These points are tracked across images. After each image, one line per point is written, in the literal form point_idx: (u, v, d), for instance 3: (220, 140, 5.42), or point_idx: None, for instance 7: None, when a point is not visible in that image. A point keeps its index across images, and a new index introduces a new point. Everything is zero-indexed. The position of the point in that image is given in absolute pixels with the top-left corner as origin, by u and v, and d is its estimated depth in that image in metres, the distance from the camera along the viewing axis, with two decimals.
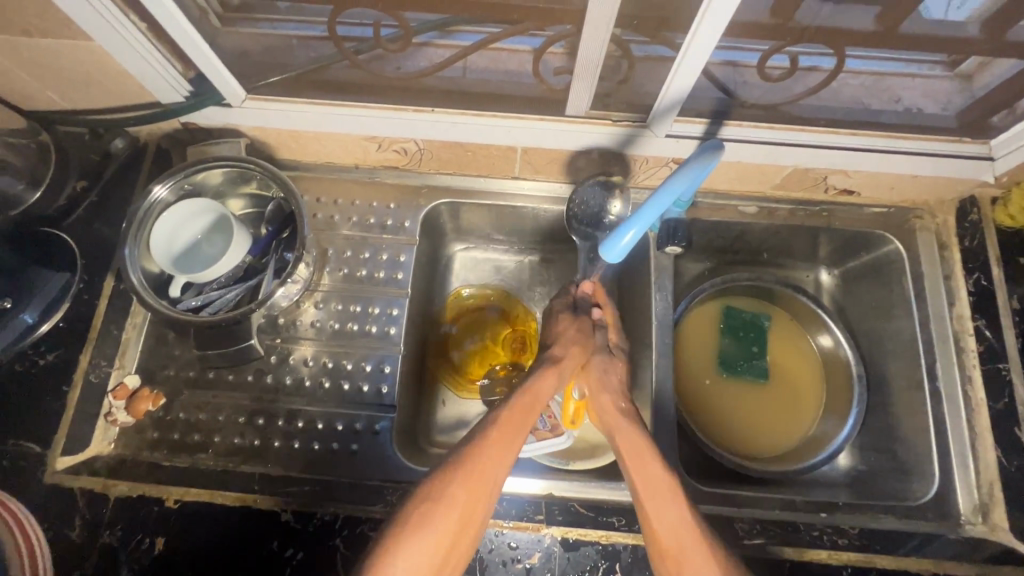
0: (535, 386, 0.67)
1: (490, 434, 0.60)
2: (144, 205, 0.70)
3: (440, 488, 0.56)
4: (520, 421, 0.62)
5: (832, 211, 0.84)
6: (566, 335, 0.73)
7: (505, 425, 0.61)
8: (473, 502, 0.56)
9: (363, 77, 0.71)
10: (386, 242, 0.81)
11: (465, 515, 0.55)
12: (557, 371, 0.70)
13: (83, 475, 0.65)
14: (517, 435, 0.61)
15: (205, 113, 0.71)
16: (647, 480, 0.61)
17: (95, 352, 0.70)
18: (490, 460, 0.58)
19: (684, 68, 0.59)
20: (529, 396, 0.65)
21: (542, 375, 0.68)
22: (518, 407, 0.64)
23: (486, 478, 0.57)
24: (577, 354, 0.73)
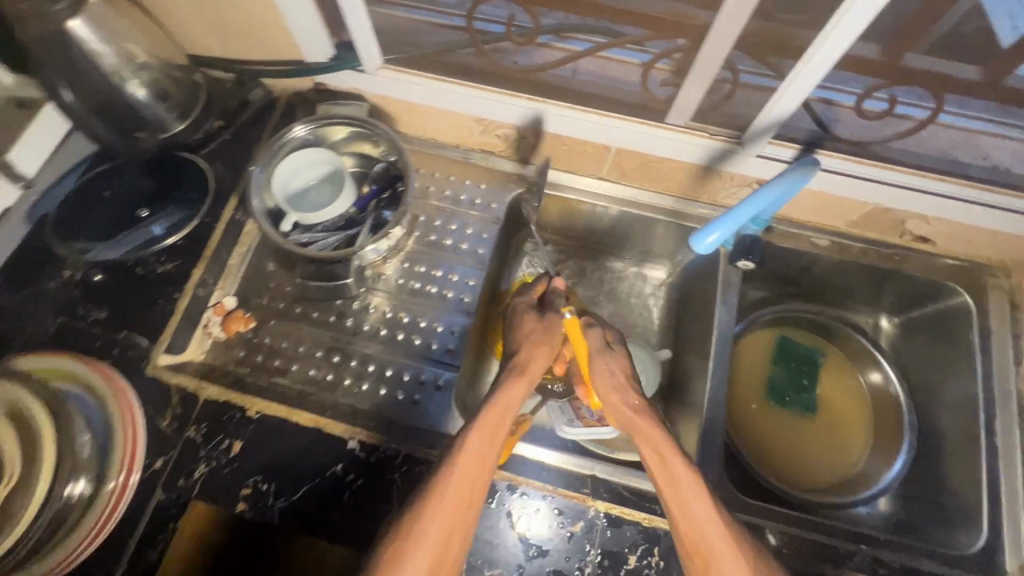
0: (500, 401, 0.64)
1: (461, 461, 0.58)
2: (281, 141, 0.78)
3: (417, 525, 0.54)
4: (490, 447, 0.60)
5: (905, 256, 0.86)
6: (528, 344, 0.71)
7: (472, 452, 0.59)
8: (453, 533, 0.54)
9: (485, 65, 0.78)
10: (473, 217, 0.86)
11: (447, 547, 0.54)
12: (524, 378, 0.67)
13: (181, 374, 0.71)
14: (487, 459, 0.59)
15: (340, 76, 0.79)
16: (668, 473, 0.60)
17: (205, 270, 0.77)
18: (466, 492, 0.56)
19: (791, 90, 0.64)
20: (495, 417, 0.62)
21: (507, 391, 0.65)
22: (484, 431, 0.61)
23: (464, 510, 0.56)
24: (541, 359, 0.70)
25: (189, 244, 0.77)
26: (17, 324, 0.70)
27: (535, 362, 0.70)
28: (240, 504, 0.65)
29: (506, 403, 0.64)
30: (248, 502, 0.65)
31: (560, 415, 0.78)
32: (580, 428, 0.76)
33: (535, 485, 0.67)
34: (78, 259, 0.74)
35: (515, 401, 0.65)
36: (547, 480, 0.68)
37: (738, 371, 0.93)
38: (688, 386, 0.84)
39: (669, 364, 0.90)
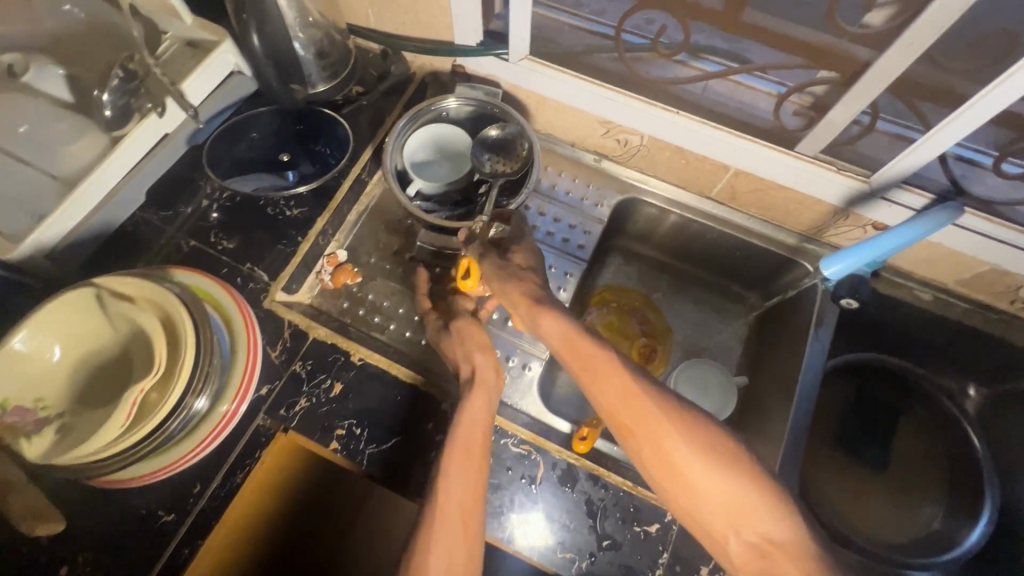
0: (463, 415, 0.64)
1: (447, 487, 0.60)
2: (426, 108, 0.83)
3: (419, 556, 0.56)
4: (473, 468, 0.61)
5: (1011, 324, 0.84)
6: (465, 351, 0.71)
7: (454, 475, 0.60)
8: (462, 552, 0.57)
9: (622, 71, 0.81)
10: (580, 216, 0.91)
11: (464, 565, 0.56)
12: (485, 387, 0.67)
13: (293, 311, 0.75)
14: (470, 479, 0.61)
15: (482, 61, 0.84)
16: (585, 360, 0.60)
17: (327, 220, 0.81)
18: (461, 516, 0.58)
19: (935, 140, 0.65)
20: (469, 433, 0.63)
21: (467, 410, 0.65)
22: (459, 451, 0.62)
23: (468, 532, 0.58)
24: (489, 362, 0.70)
25: (317, 194, 0.82)
26: (157, 239, 0.76)
27: (483, 368, 0.69)
28: (333, 442, 0.68)
29: (471, 419, 0.64)
30: (341, 441, 0.68)
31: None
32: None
33: (618, 479, 0.67)
34: (218, 190, 0.80)
35: (483, 408, 0.65)
36: (627, 476, 0.67)
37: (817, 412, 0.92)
38: (765, 415, 0.84)
39: (744, 391, 0.90)
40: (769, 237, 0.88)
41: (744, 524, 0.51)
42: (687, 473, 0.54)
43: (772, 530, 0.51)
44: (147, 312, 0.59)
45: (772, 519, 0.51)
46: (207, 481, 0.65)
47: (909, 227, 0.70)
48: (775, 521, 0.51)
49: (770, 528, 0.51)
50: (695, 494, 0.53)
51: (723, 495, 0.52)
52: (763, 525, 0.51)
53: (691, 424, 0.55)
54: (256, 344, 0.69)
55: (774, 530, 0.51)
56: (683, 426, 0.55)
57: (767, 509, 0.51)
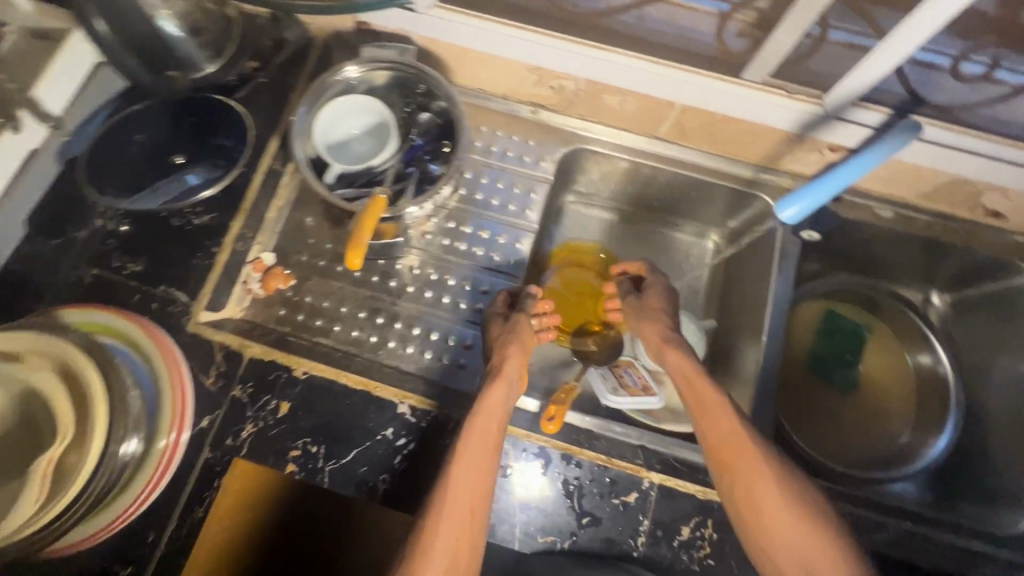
0: (484, 402, 0.61)
1: (462, 475, 0.56)
2: (328, 84, 0.74)
3: (426, 542, 0.53)
4: (488, 454, 0.58)
5: (972, 232, 0.82)
6: (503, 345, 0.68)
7: (473, 462, 0.57)
8: (465, 540, 0.54)
9: (547, 9, 0.72)
10: (521, 175, 0.83)
11: (461, 551, 0.53)
12: (509, 382, 0.64)
13: (222, 331, 0.68)
14: (487, 468, 0.58)
15: (388, 15, 0.73)
16: (698, 396, 0.65)
17: (244, 224, 0.73)
18: (471, 504, 0.55)
19: (894, 44, 0.58)
20: (484, 421, 0.60)
21: (487, 403, 0.62)
22: (478, 442, 0.59)
23: (472, 518, 0.55)
24: (521, 361, 0.67)
25: (227, 195, 0.73)
26: (48, 274, 0.67)
27: (511, 365, 0.66)
28: (290, 465, 0.64)
29: (490, 411, 0.61)
30: (298, 462, 0.64)
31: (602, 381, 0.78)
32: (624, 397, 0.76)
33: (591, 455, 0.65)
34: (110, 207, 0.70)
35: (505, 401, 0.63)
36: (600, 450, 0.66)
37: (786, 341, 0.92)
38: (736, 357, 0.83)
39: (713, 335, 0.88)
40: (724, 172, 0.82)
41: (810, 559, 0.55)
42: (770, 508, 0.57)
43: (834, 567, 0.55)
44: (42, 367, 0.52)
45: (838, 564, 0.54)
46: (161, 527, 0.61)
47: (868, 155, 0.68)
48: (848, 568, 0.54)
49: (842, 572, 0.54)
50: (770, 526, 0.57)
51: (798, 533, 0.56)
52: (831, 569, 0.54)
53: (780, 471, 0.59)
54: (182, 373, 0.64)
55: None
56: (774, 471, 0.59)
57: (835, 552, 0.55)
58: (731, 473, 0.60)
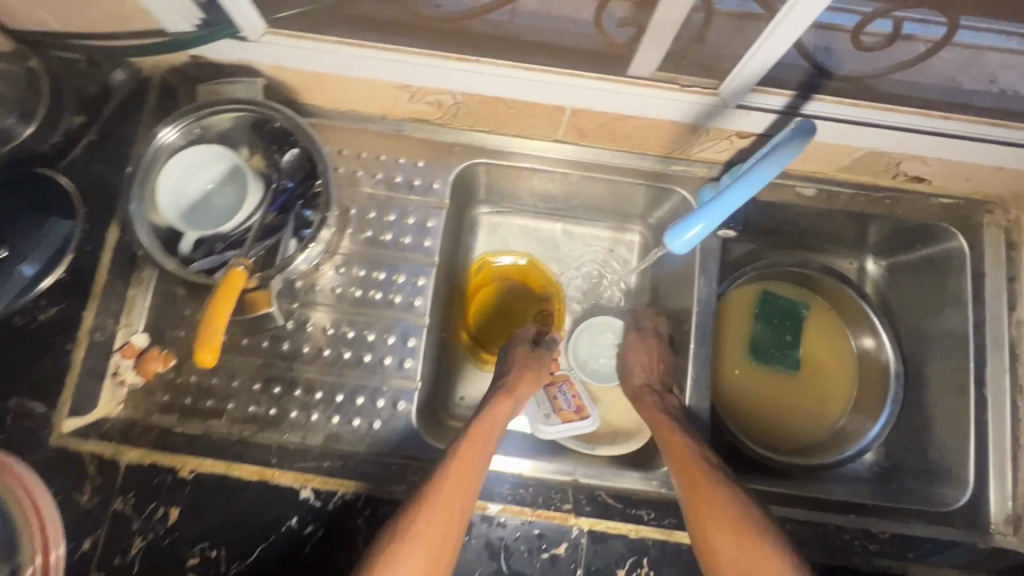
0: (484, 419, 0.65)
1: (450, 474, 0.59)
2: (150, 150, 0.63)
3: (405, 533, 0.55)
4: (478, 463, 0.61)
5: (897, 199, 0.78)
6: (519, 367, 0.73)
7: (464, 465, 0.60)
8: (439, 537, 0.55)
9: (398, 15, 0.62)
10: (413, 203, 0.74)
11: (432, 548, 0.55)
12: (511, 401, 0.69)
13: (92, 439, 0.62)
14: (476, 472, 0.60)
15: (218, 47, 0.63)
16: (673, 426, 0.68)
17: (100, 310, 0.64)
18: (453, 503, 0.57)
19: (783, 26, 0.51)
20: (481, 435, 0.63)
21: (485, 419, 0.65)
22: (472, 448, 0.62)
23: (450, 517, 0.56)
24: (530, 386, 0.72)
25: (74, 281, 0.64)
26: None
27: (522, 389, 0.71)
28: None
29: (489, 426, 0.65)
30: (196, 573, 0.58)
31: (536, 408, 0.75)
32: (556, 425, 0.73)
33: (511, 510, 0.63)
34: None
35: (502, 419, 0.67)
36: (523, 503, 0.63)
37: (720, 329, 0.88)
38: None
39: None
40: (632, 169, 0.76)
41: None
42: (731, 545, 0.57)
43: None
44: None
45: None
46: None
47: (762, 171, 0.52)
48: None
49: None
50: (737, 564, 0.56)
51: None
52: None
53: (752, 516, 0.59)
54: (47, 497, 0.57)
55: None
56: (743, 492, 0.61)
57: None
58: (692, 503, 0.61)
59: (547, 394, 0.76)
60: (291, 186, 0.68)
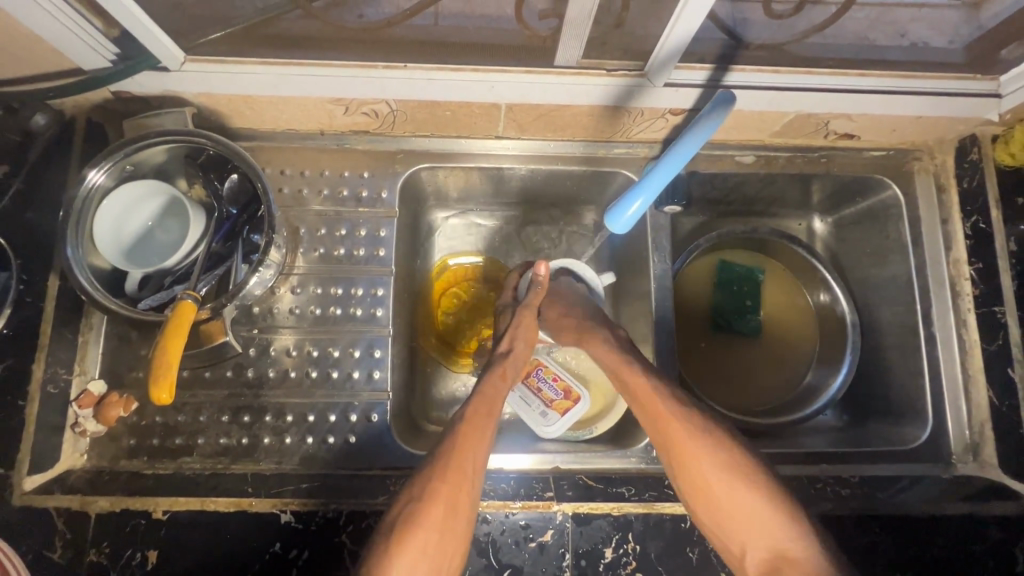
0: (483, 394, 0.63)
1: (460, 441, 0.57)
2: (81, 194, 0.60)
3: (425, 502, 0.53)
4: (481, 433, 0.59)
5: (831, 157, 0.81)
6: (517, 334, 0.71)
7: (472, 432, 0.58)
8: (458, 501, 0.54)
9: (320, 30, 0.62)
10: (363, 215, 0.74)
11: (449, 511, 0.53)
12: (507, 372, 0.68)
13: (56, 494, 0.60)
14: (486, 440, 0.59)
15: (140, 79, 0.62)
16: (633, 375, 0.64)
17: (50, 361, 0.63)
18: (467, 468, 0.56)
19: (689, 11, 0.52)
20: (482, 406, 0.62)
21: (487, 388, 0.64)
22: (478, 417, 0.60)
23: (464, 481, 0.55)
24: (525, 351, 0.71)
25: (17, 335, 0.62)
26: None
27: (515, 361, 0.69)
28: None
29: (491, 395, 0.64)
30: None
31: (528, 410, 0.76)
32: (555, 422, 0.74)
33: (495, 506, 0.63)
34: None
35: (500, 395, 0.64)
36: (505, 496, 0.64)
37: (681, 301, 0.90)
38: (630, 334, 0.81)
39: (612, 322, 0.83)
40: (575, 156, 0.77)
41: (761, 538, 0.53)
42: (721, 484, 0.55)
43: (788, 547, 0.51)
44: None
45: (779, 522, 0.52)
46: None
47: (691, 142, 0.54)
48: (788, 535, 0.52)
49: (783, 541, 0.52)
50: (719, 511, 0.55)
51: (754, 517, 0.53)
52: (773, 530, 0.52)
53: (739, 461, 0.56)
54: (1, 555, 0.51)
55: (788, 546, 0.51)
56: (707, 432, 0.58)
57: (780, 529, 0.52)
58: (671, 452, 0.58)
59: (530, 391, 0.76)
60: (236, 214, 0.68)
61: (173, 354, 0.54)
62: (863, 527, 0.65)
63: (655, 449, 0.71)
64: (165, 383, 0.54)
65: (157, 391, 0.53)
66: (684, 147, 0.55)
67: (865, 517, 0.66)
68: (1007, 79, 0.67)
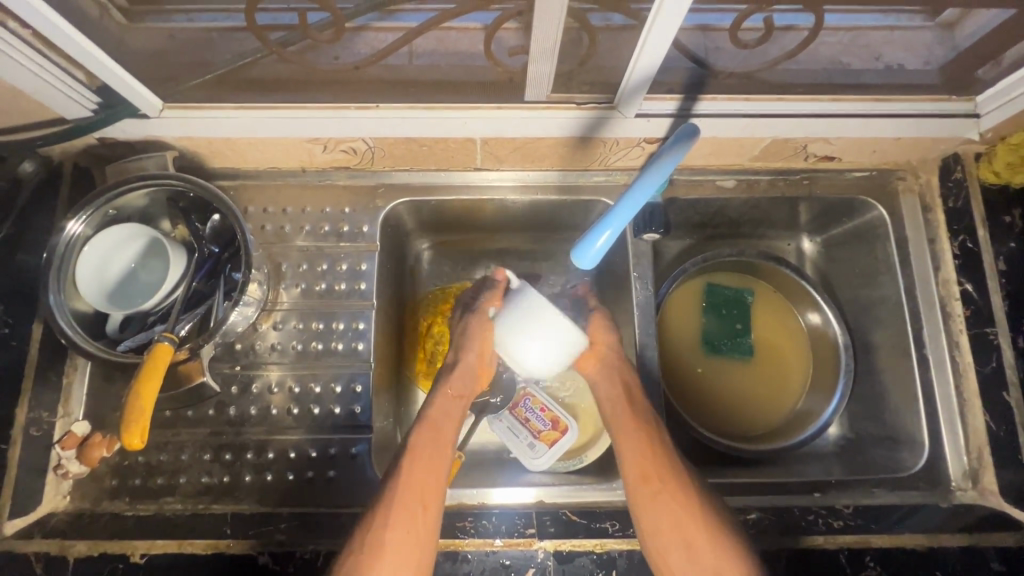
0: (432, 415, 0.63)
1: (413, 464, 0.59)
2: (62, 240, 0.61)
3: (386, 508, 0.56)
4: (437, 456, 0.60)
5: (813, 178, 0.81)
6: (471, 339, 0.67)
7: (426, 455, 0.59)
8: (416, 526, 0.55)
9: (297, 73, 0.64)
10: (344, 250, 0.75)
11: (408, 536, 0.54)
12: (456, 390, 0.66)
13: (36, 538, 0.61)
14: (442, 464, 0.60)
15: (122, 126, 0.63)
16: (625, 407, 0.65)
17: (34, 403, 0.64)
18: (426, 495, 0.57)
19: (650, 46, 0.53)
20: (435, 426, 0.62)
21: (436, 406, 0.64)
22: (427, 437, 0.61)
23: (422, 509, 0.56)
24: (472, 362, 0.67)
25: None
26: None
27: (463, 373, 0.66)
28: None
29: (438, 412, 0.63)
30: None
31: (517, 441, 0.75)
32: (544, 453, 0.73)
33: (476, 543, 0.62)
34: None
35: (451, 412, 0.64)
36: (487, 534, 0.63)
37: (670, 325, 0.89)
38: None
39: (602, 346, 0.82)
40: (556, 186, 0.78)
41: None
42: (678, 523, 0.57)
43: None
44: None
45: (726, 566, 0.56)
46: None
47: (649, 178, 0.53)
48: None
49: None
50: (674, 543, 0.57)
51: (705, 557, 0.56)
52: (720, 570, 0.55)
53: (696, 477, 0.61)
54: None
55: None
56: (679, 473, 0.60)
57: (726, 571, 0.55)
58: (652, 484, 0.60)
59: (518, 423, 0.75)
60: (219, 253, 0.69)
61: (146, 400, 0.54)
62: (855, 561, 0.63)
63: None
64: (137, 427, 0.54)
65: (128, 436, 0.53)
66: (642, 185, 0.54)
67: (858, 550, 0.64)
68: (984, 99, 0.67)
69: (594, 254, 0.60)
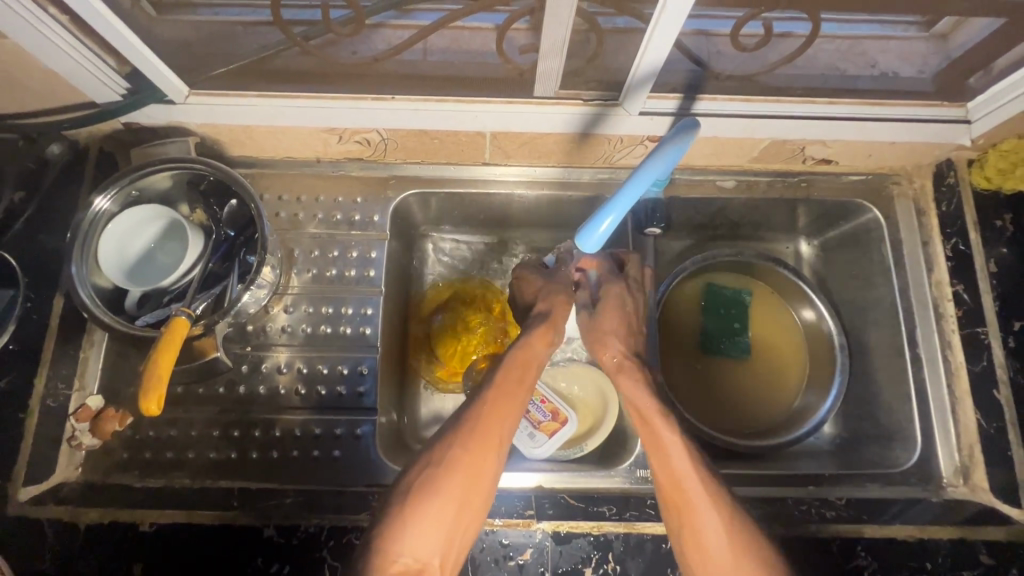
0: (517, 357, 0.66)
1: (489, 404, 0.61)
2: (87, 217, 0.64)
3: (449, 469, 0.56)
4: (512, 400, 0.62)
5: (811, 181, 0.83)
6: (550, 292, 0.73)
7: (507, 395, 0.62)
8: (482, 466, 0.57)
9: (316, 66, 0.67)
10: (355, 238, 0.77)
11: (470, 480, 0.56)
12: (550, 334, 0.69)
13: (49, 505, 0.62)
14: (518, 404, 0.63)
15: (148, 111, 0.66)
16: (652, 428, 0.62)
17: (51, 375, 0.66)
18: (497, 436, 0.59)
19: (654, 44, 0.55)
20: (519, 371, 0.65)
21: (525, 347, 0.67)
22: (507, 381, 0.64)
23: (491, 449, 0.58)
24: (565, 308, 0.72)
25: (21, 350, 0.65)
26: None
27: (558, 317, 0.70)
28: None
29: (524, 354, 0.67)
30: None
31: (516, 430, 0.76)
32: (543, 442, 0.75)
33: None
34: None
35: (538, 354, 0.68)
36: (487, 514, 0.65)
37: (670, 321, 0.91)
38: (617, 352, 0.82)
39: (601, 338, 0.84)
40: (561, 181, 0.81)
41: None
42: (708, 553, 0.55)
43: None
44: None
45: None
46: None
47: (651, 166, 0.55)
48: None
49: None
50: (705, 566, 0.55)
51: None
52: None
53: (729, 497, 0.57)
54: None
55: None
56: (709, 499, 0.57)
57: None
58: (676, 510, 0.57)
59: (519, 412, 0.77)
60: (235, 236, 0.71)
61: (163, 369, 0.56)
62: (847, 551, 0.64)
63: (639, 470, 0.71)
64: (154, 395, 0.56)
65: (146, 403, 0.55)
66: (641, 173, 0.56)
67: (850, 540, 0.65)
68: (975, 105, 0.70)
69: (600, 240, 0.62)
